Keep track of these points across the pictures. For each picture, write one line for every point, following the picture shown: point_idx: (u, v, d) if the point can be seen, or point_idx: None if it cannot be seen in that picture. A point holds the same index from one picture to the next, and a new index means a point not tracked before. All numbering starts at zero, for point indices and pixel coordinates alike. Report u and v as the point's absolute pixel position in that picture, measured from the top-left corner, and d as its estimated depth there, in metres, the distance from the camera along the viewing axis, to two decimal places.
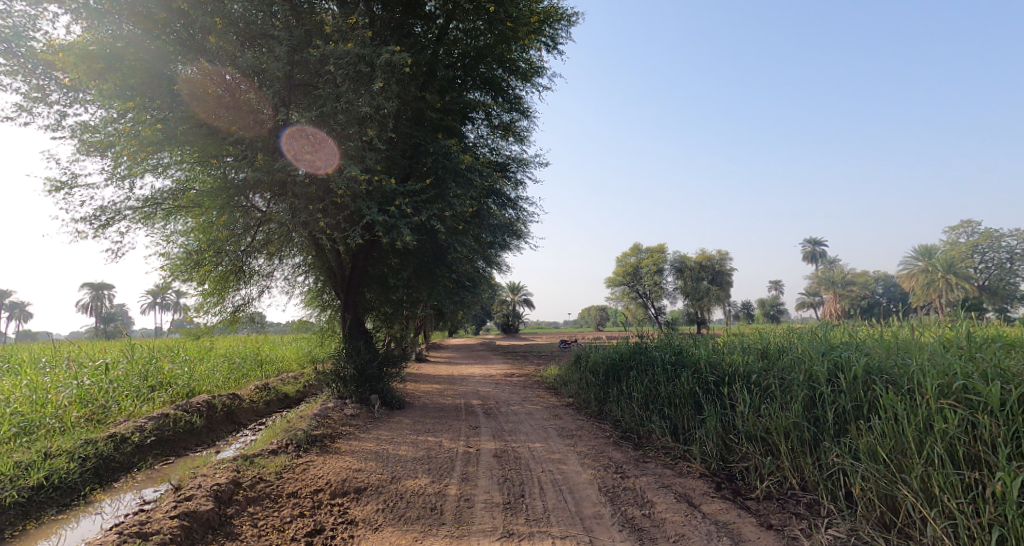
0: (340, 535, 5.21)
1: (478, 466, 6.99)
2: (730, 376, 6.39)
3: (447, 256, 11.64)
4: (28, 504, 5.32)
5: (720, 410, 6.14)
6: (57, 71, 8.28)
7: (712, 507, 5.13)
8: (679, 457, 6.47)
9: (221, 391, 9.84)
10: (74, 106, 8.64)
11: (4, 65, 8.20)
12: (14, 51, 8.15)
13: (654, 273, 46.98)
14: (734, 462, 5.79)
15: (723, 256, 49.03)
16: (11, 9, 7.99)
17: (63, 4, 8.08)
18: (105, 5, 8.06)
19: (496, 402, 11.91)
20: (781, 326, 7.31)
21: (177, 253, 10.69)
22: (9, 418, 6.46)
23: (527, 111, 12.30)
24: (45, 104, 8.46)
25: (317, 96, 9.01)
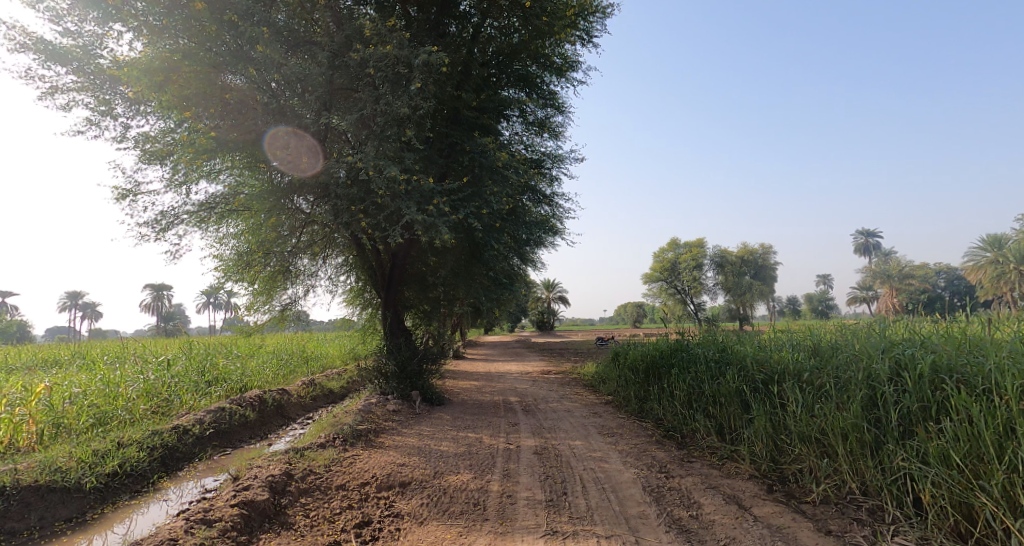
0: (387, 527, 5.33)
1: (519, 463, 7.02)
2: (779, 375, 6.18)
3: (485, 254, 11.72)
4: (105, 488, 5.66)
5: (770, 410, 5.95)
6: (122, 85, 8.74)
7: (765, 511, 5.02)
8: (726, 457, 6.32)
9: (271, 386, 10.21)
10: (137, 117, 9.11)
11: (76, 83, 8.76)
12: (85, 69, 8.68)
13: (693, 270, 45.91)
14: (786, 464, 5.60)
15: (766, 252, 47.79)
16: (82, 30, 8.46)
17: (126, 22, 8.51)
18: (164, 21, 8.37)
19: (534, 399, 11.93)
20: (832, 322, 7.06)
21: (230, 255, 11.18)
22: (86, 409, 6.86)
23: (562, 106, 12.28)
24: (111, 116, 8.95)
25: (357, 99, 9.27)
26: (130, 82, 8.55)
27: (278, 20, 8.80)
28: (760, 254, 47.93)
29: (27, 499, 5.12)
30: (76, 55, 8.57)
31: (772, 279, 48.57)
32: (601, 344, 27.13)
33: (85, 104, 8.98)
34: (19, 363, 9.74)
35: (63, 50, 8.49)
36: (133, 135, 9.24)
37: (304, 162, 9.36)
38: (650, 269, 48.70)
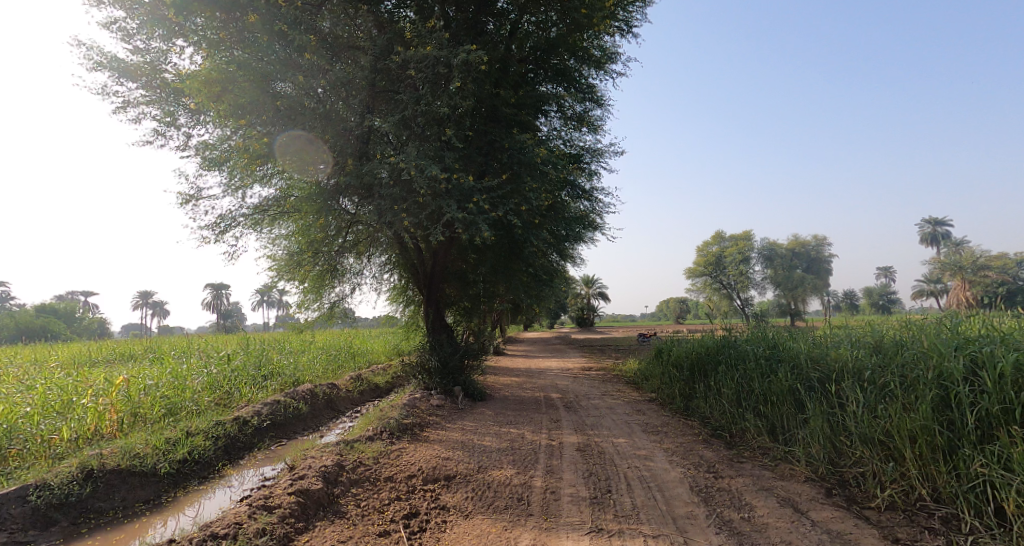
0: (434, 519, 5.51)
1: (562, 460, 7.08)
2: (837, 373, 5.99)
3: (525, 251, 11.80)
4: (177, 474, 6.07)
5: (827, 410, 5.78)
6: (185, 97, 9.27)
7: (823, 515, 4.91)
8: (779, 458, 6.17)
9: (321, 380, 10.61)
10: (198, 126, 9.63)
11: (145, 96, 9.38)
12: (152, 83, 9.28)
13: (740, 264, 44.79)
14: (846, 467, 5.43)
15: (818, 242, 46.11)
16: (149, 47, 9.04)
17: (188, 38, 9.01)
18: (221, 34, 8.78)
19: (576, 396, 11.93)
20: (894, 318, 6.76)
21: (282, 255, 11.72)
22: (158, 400, 7.34)
23: (601, 99, 12.24)
24: (174, 126, 9.51)
25: (398, 101, 9.53)
26: (192, 94, 9.06)
27: (324, 27, 9.20)
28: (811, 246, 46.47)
29: (112, 481, 5.56)
30: (144, 70, 9.18)
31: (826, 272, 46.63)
32: (645, 341, 26.70)
33: (152, 116, 9.58)
34: (96, 357, 10.50)
35: (133, 67, 9.11)
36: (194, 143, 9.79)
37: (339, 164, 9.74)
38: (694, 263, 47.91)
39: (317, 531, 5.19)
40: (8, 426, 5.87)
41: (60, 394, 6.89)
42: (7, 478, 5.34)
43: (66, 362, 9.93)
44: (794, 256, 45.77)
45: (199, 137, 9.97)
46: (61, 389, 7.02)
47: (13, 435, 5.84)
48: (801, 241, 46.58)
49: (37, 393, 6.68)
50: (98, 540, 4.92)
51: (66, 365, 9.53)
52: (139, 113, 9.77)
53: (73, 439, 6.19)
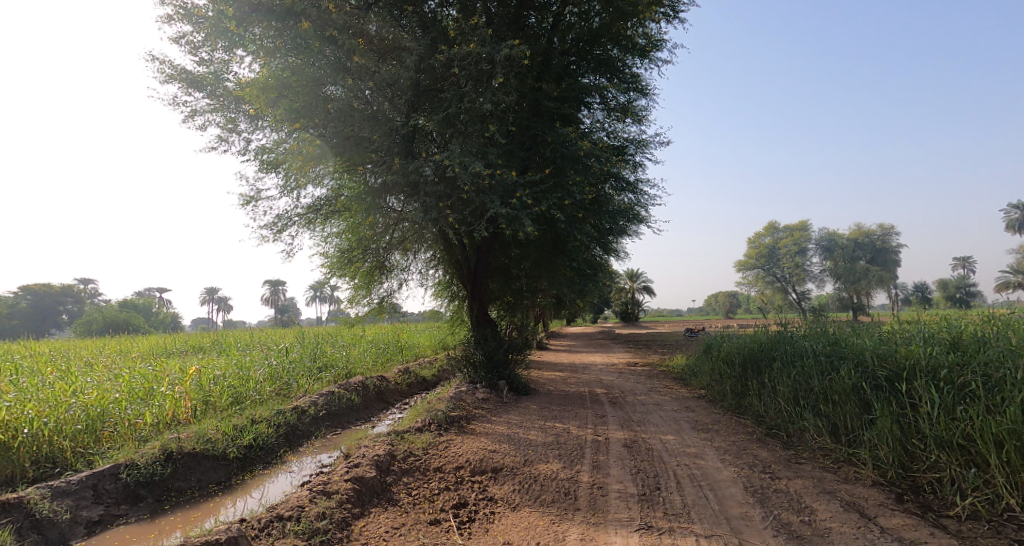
0: (483, 510, 5.60)
1: (609, 455, 7.03)
2: (908, 371, 5.69)
3: (569, 245, 11.74)
4: (244, 459, 6.43)
5: (897, 411, 5.50)
6: (245, 104, 9.73)
7: (893, 522, 4.70)
8: (842, 461, 5.91)
9: (372, 373, 10.92)
10: (257, 131, 10.07)
11: (210, 104, 9.97)
12: (216, 92, 9.86)
13: (795, 256, 43.39)
14: (918, 472, 5.16)
15: (886, 230, 43.94)
16: (213, 58, 9.63)
17: (246, 47, 9.46)
18: (277, 42, 9.13)
19: (622, 392, 11.80)
20: (974, 313, 6.33)
21: (334, 252, 12.15)
22: (226, 390, 7.77)
23: (646, 89, 12.01)
24: (235, 132, 10.01)
25: (442, 99, 9.69)
26: (251, 100, 9.48)
27: (371, 30, 9.57)
28: (879, 233, 44.08)
29: (189, 463, 5.93)
30: (209, 80, 9.78)
31: (893, 263, 44.44)
32: (693, 335, 26.18)
33: (216, 123, 10.13)
34: (170, 349, 11.20)
35: (199, 78, 9.72)
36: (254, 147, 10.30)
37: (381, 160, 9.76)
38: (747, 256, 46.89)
39: (373, 517, 5.37)
40: (100, 409, 6.27)
41: (142, 382, 7.36)
42: (100, 458, 5.77)
43: (145, 353, 10.64)
44: (858, 246, 43.70)
45: (258, 141, 10.46)
46: (143, 378, 7.51)
47: (104, 418, 6.26)
48: (866, 230, 44.49)
49: (123, 381, 7.13)
50: (178, 517, 5.28)
51: (144, 356, 10.21)
52: (205, 122, 10.42)
53: (155, 424, 6.59)
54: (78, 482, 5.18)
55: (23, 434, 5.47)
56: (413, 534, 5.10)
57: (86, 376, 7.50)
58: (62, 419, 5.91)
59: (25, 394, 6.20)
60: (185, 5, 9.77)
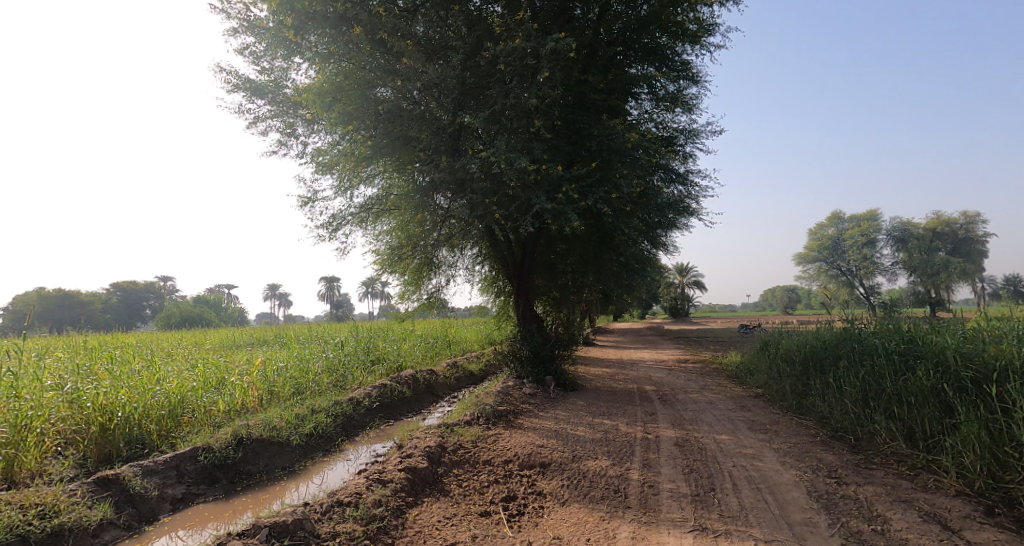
0: (531, 504, 5.57)
1: (660, 454, 6.83)
2: (998, 373, 5.24)
3: (616, 239, 11.52)
4: (306, 446, 6.65)
5: (985, 415, 5.07)
6: (302, 108, 10.08)
7: (980, 537, 4.35)
8: (920, 468, 5.52)
9: (422, 366, 11.09)
10: (313, 134, 10.40)
11: (272, 110, 10.45)
12: (277, 99, 10.34)
13: (863, 248, 40.85)
14: (1010, 483, 4.75)
15: (970, 220, 40.98)
16: (273, 67, 10.14)
17: (303, 55, 9.80)
18: (331, 49, 9.38)
19: (672, 389, 11.48)
20: None
21: (385, 250, 12.40)
22: (287, 380, 8.09)
23: (697, 76, 11.64)
24: (294, 135, 10.44)
25: (488, 96, 9.69)
26: (308, 105, 9.78)
27: (419, 32, 9.62)
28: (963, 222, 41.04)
29: (257, 449, 6.20)
30: (270, 88, 10.30)
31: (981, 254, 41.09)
32: (749, 333, 25.07)
33: (276, 127, 10.57)
34: (238, 341, 11.78)
35: (261, 86, 10.27)
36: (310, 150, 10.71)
37: (428, 158, 9.84)
38: (810, 249, 45.37)
39: (425, 506, 5.43)
40: (180, 397, 6.57)
41: (215, 371, 7.75)
42: (181, 440, 6.10)
43: (216, 345, 11.26)
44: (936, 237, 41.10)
45: (314, 144, 10.84)
46: (216, 367, 7.92)
47: (184, 404, 6.59)
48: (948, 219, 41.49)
49: (199, 370, 7.49)
50: (249, 498, 5.53)
51: (216, 347, 10.81)
52: (267, 127, 10.93)
53: (227, 411, 6.94)
54: (164, 462, 5.48)
55: (117, 417, 5.82)
56: (464, 525, 5.12)
57: (166, 365, 7.92)
58: (148, 404, 6.25)
59: (116, 381, 6.50)
60: (248, 16, 10.24)
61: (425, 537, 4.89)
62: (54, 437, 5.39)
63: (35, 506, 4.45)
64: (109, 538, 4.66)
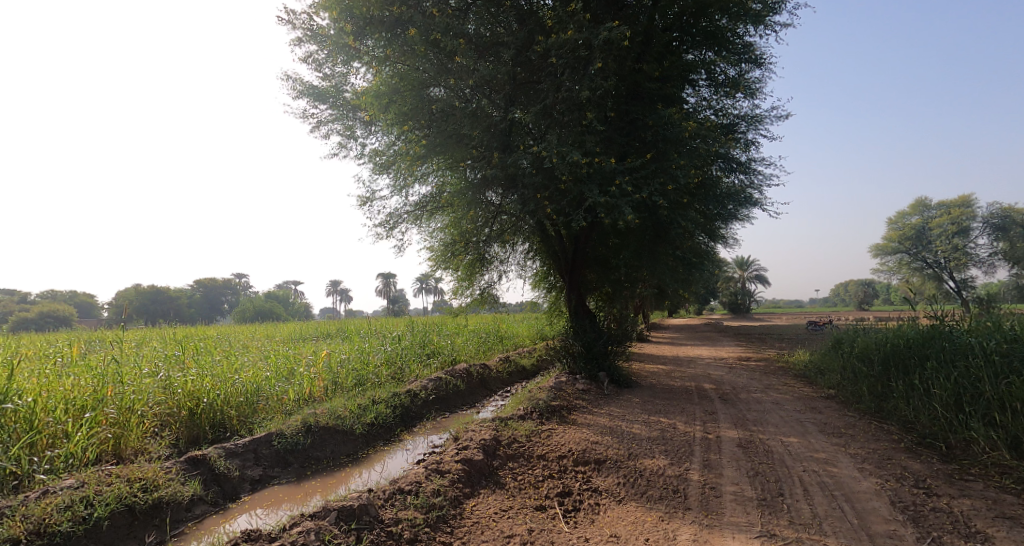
0: (587, 500, 5.43)
1: (722, 455, 6.52)
2: None
3: (672, 232, 11.13)
4: (368, 435, 6.80)
5: None
6: (361, 111, 10.32)
7: None
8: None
9: (475, 360, 11.13)
10: (371, 135, 10.64)
11: (333, 114, 10.78)
12: (338, 103, 10.66)
13: (954, 237, 37.87)
14: None
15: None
16: (334, 72, 10.41)
17: (361, 59, 10.03)
18: (387, 52, 9.52)
19: (734, 388, 10.98)
20: None
21: (439, 246, 12.52)
22: (350, 371, 8.28)
23: (760, 59, 11.03)
24: (353, 138, 10.71)
25: (539, 90, 9.57)
26: (366, 107, 9.98)
27: (471, 29, 9.61)
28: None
29: (324, 436, 6.38)
30: (331, 93, 10.62)
31: None
32: (822, 329, 23.68)
33: (337, 130, 10.89)
34: (304, 334, 12.25)
35: (323, 91, 10.62)
36: (368, 151, 10.95)
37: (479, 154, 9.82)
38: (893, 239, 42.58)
39: (482, 498, 5.39)
40: (255, 385, 6.91)
41: (285, 362, 8.07)
42: (257, 426, 6.40)
43: (285, 337, 11.76)
44: None
45: (372, 145, 11.11)
46: (286, 359, 8.24)
47: (259, 393, 6.90)
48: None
49: (271, 361, 7.83)
50: (318, 482, 5.69)
51: (285, 339, 11.29)
52: (329, 131, 11.29)
53: (297, 400, 7.19)
54: (243, 445, 5.71)
55: (203, 402, 6.19)
56: (521, 518, 5.05)
57: (242, 356, 8.33)
58: (229, 392, 6.57)
59: (201, 369, 6.90)
60: (311, 25, 10.54)
61: (482, 528, 4.86)
62: (151, 419, 5.73)
63: (139, 479, 4.72)
64: (200, 512, 4.92)
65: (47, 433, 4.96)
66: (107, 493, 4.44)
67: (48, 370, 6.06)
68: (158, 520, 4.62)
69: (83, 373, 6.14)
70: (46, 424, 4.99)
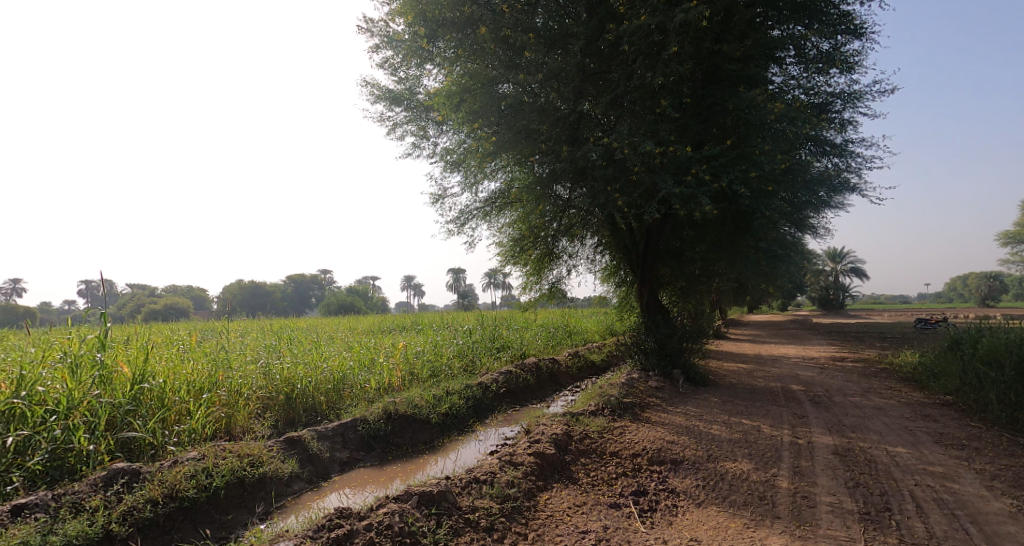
0: (664, 501, 5.11)
1: (815, 462, 5.94)
2: None
3: (753, 223, 10.36)
4: (443, 424, 6.80)
5: None
6: (433, 111, 10.40)
7: None
8: None
9: (544, 355, 10.95)
10: (442, 135, 10.70)
11: (407, 116, 10.95)
12: (411, 105, 10.80)
13: None
14: None
15: None
16: (408, 75, 10.55)
17: (433, 60, 10.09)
18: (459, 52, 9.48)
19: (827, 390, 10.15)
20: None
21: (508, 240, 12.44)
22: (424, 362, 8.35)
23: (859, 29, 10.01)
24: (425, 138, 10.83)
25: (611, 81, 9.25)
26: (438, 107, 10.02)
27: (540, 23, 9.38)
28: None
29: (403, 423, 6.44)
30: (405, 95, 10.77)
31: None
32: (932, 328, 21.58)
33: (410, 131, 11.05)
34: (382, 327, 12.59)
35: (398, 94, 10.81)
36: (440, 150, 11.04)
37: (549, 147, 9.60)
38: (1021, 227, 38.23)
39: (556, 492, 5.21)
40: (342, 373, 7.10)
41: (366, 352, 8.31)
42: (344, 411, 6.55)
43: (364, 329, 12.15)
44: None
45: (444, 144, 11.17)
46: (367, 349, 8.48)
47: (345, 380, 7.09)
48: None
49: (353, 351, 8.06)
50: (400, 467, 5.74)
51: (365, 331, 11.65)
52: (402, 133, 11.47)
53: (378, 388, 7.31)
54: (332, 428, 5.86)
55: (298, 388, 6.53)
56: (595, 514, 4.82)
57: (329, 347, 8.66)
58: (319, 379, 6.82)
59: (295, 357, 7.26)
60: (388, 32, 10.74)
61: (556, 521, 4.67)
62: (256, 401, 6.05)
63: (247, 454, 4.94)
64: (297, 488, 5.08)
65: (174, 409, 5.28)
66: (223, 466, 4.67)
67: (174, 353, 6.52)
68: (264, 492, 4.84)
69: (200, 356, 6.61)
70: (173, 402, 5.31)
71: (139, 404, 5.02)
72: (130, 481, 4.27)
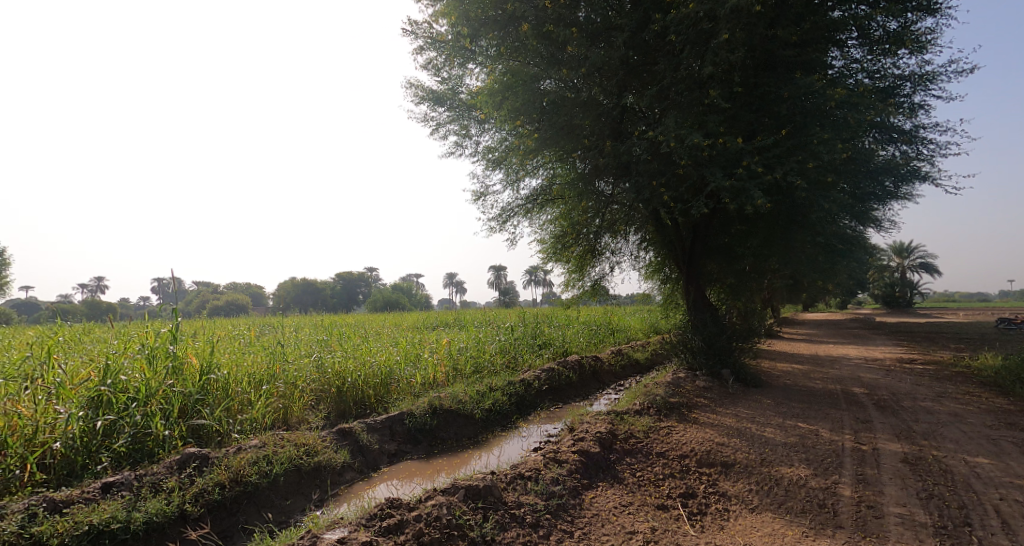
0: (715, 505, 4.84)
1: (881, 470, 5.51)
2: None
3: (809, 218, 9.78)
4: (487, 420, 6.72)
5: None
6: (475, 109, 10.33)
7: None
8: None
9: (587, 353, 10.72)
10: (484, 134, 10.63)
11: (450, 115, 10.94)
12: (454, 105, 10.78)
13: None
14: None
15: None
16: (452, 75, 10.51)
17: (475, 59, 10.02)
18: (502, 50, 9.36)
19: (893, 393, 9.50)
20: None
21: (549, 237, 12.26)
22: (467, 358, 8.30)
23: (931, 5, 9.26)
24: (467, 136, 10.78)
25: (657, 72, 8.90)
26: (480, 106, 9.96)
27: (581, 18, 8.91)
28: None
29: (448, 418, 6.40)
30: (448, 95, 10.76)
31: None
32: (1014, 329, 20.00)
33: (454, 130, 11.03)
34: (426, 323, 12.67)
35: (440, 94, 10.81)
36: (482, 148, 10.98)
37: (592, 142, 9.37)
38: None
39: (602, 490, 5.01)
40: (388, 367, 7.06)
41: (411, 348, 8.34)
42: (392, 405, 6.56)
43: (409, 325, 12.24)
44: None
45: (486, 142, 11.10)
46: (412, 345, 8.50)
47: (392, 374, 7.06)
48: None
49: (399, 346, 8.10)
50: (446, 461, 5.69)
51: (410, 327, 11.73)
52: (445, 132, 11.47)
53: (423, 382, 7.28)
54: (380, 421, 5.87)
55: (348, 381, 6.57)
56: (643, 515, 4.61)
57: (376, 342, 8.75)
58: (368, 374, 6.85)
59: (345, 351, 7.35)
60: (432, 33, 10.72)
61: (603, 520, 4.49)
62: (309, 393, 6.18)
63: (303, 443, 4.99)
64: (349, 478, 5.09)
65: (238, 399, 5.44)
66: (282, 453, 4.73)
67: (237, 346, 6.71)
68: (319, 481, 4.89)
69: (259, 349, 6.79)
70: (237, 392, 5.48)
71: (207, 394, 5.17)
72: (200, 464, 4.35)
